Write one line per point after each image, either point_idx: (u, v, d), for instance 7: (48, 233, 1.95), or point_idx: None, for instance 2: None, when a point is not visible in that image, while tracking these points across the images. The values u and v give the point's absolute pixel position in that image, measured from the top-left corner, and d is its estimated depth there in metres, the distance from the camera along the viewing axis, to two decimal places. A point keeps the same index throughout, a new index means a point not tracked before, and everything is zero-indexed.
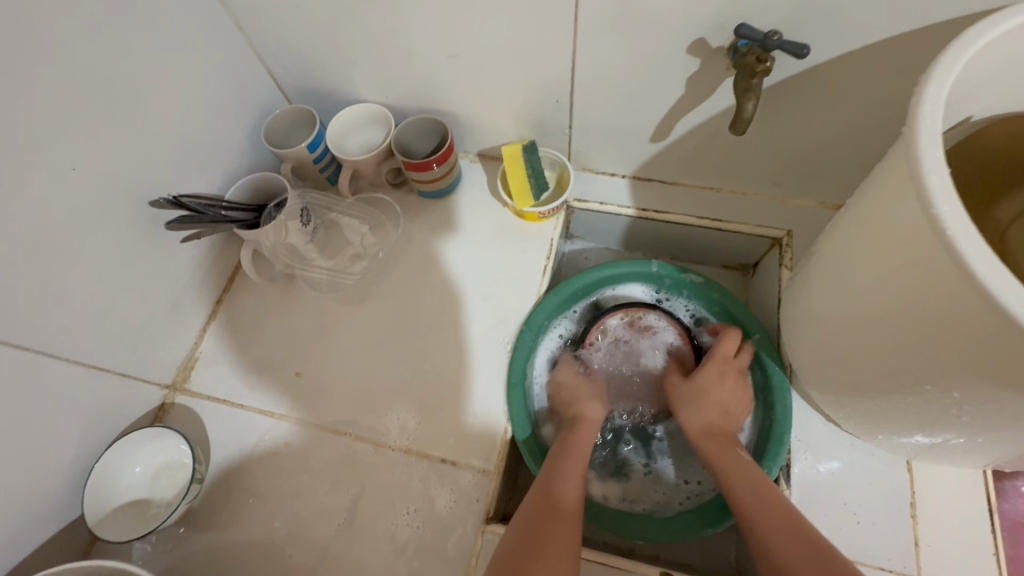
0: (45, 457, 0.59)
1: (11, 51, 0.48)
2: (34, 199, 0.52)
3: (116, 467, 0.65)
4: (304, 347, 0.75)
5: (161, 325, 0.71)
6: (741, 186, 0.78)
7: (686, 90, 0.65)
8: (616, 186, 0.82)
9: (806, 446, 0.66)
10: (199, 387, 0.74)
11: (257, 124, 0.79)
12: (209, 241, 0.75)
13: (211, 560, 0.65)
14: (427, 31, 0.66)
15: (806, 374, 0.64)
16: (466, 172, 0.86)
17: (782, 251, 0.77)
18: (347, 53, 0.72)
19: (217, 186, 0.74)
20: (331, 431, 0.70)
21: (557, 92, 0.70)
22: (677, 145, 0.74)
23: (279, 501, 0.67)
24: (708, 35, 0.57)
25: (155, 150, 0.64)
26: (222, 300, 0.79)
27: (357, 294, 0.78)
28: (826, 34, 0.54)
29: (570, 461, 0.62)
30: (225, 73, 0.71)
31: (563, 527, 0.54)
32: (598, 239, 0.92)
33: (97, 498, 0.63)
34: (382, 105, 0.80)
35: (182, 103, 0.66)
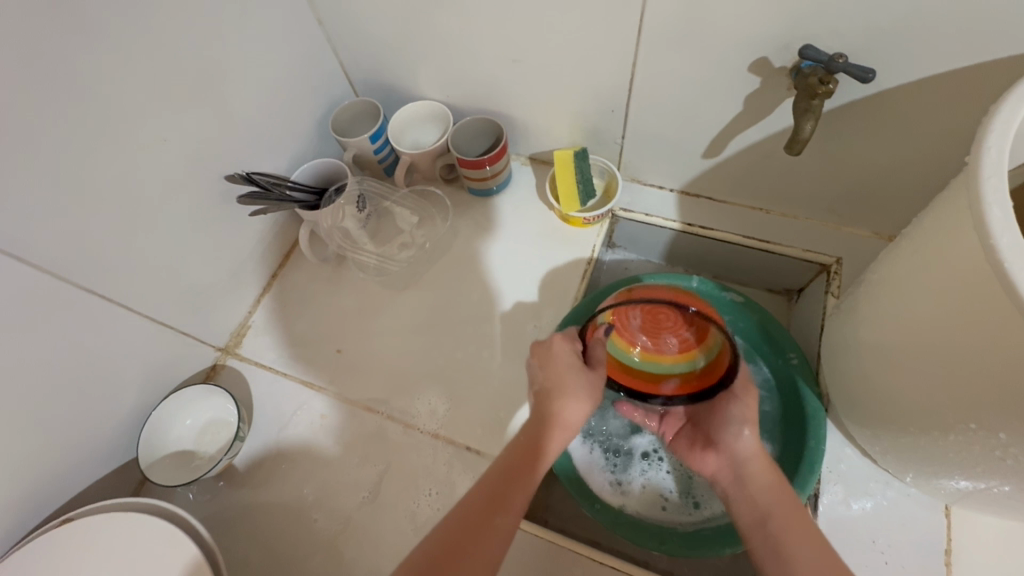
0: (110, 399, 0.64)
1: (122, 30, 0.54)
2: (127, 163, 0.58)
3: (168, 417, 0.70)
4: (347, 326, 0.79)
5: (222, 291, 0.76)
6: (792, 209, 0.77)
7: (743, 108, 0.65)
8: (663, 199, 0.83)
9: (838, 478, 0.65)
10: (250, 353, 0.79)
11: (325, 113, 0.84)
12: (272, 218, 0.80)
13: (243, 515, 0.69)
14: (493, 36, 0.69)
15: (844, 403, 0.63)
16: (516, 174, 0.88)
17: (829, 279, 0.75)
18: (415, 52, 0.76)
19: (284, 168, 0.79)
20: (364, 408, 0.74)
21: (612, 102, 0.72)
22: (729, 162, 0.73)
23: (310, 469, 0.71)
24: (771, 54, 0.57)
25: (233, 129, 0.69)
26: (276, 274, 0.84)
27: (401, 280, 0.82)
28: (894, 61, 0.54)
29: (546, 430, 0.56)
30: (302, 63, 0.77)
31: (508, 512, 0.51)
32: (640, 250, 0.92)
33: (150, 443, 0.68)
34: (443, 103, 0.84)
35: (260, 87, 0.71)
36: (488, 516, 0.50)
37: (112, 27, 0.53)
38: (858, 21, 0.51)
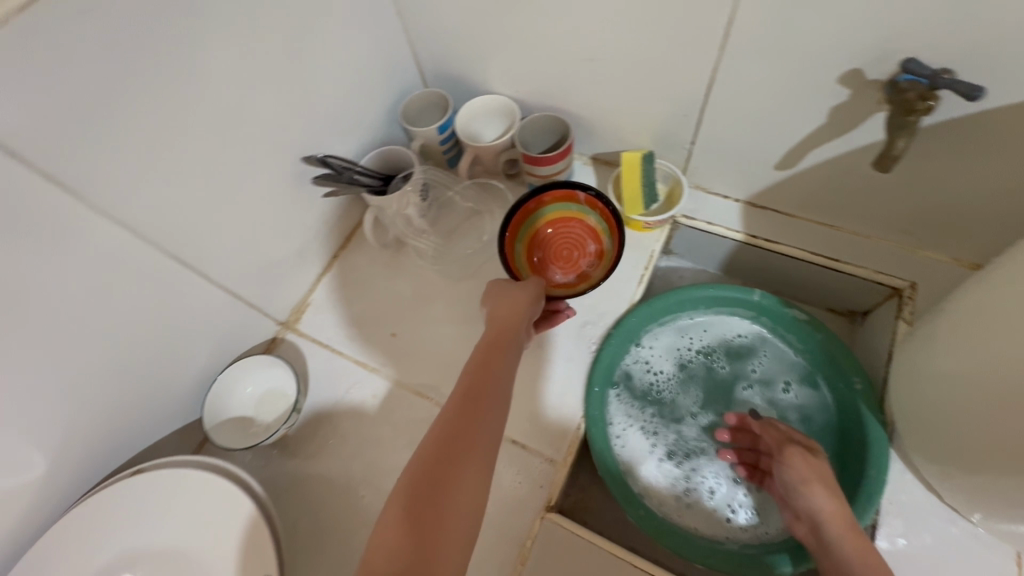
0: (182, 362, 0.68)
1: (228, 12, 0.56)
2: (219, 140, 0.61)
3: (231, 384, 0.73)
4: (402, 312, 0.81)
5: (288, 268, 0.78)
6: (867, 228, 0.74)
7: (827, 120, 0.63)
8: (728, 209, 0.81)
9: (899, 512, 0.62)
10: (308, 330, 0.82)
11: (395, 102, 0.86)
12: (338, 201, 0.82)
13: (294, 485, 0.72)
14: (571, 34, 0.69)
15: (912, 435, 0.60)
16: (577, 173, 0.88)
17: (901, 303, 0.72)
18: (490, 47, 0.77)
19: (353, 153, 0.82)
20: (415, 393, 0.75)
21: (687, 107, 0.71)
22: (803, 176, 0.71)
23: (360, 446, 0.73)
24: (866, 66, 0.55)
25: (312, 112, 0.71)
26: (337, 255, 0.86)
27: (458, 271, 0.83)
28: (1004, 79, 0.51)
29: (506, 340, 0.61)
30: (378, 52, 0.79)
31: (491, 409, 0.54)
32: (697, 259, 0.90)
33: (214, 407, 0.71)
34: (510, 98, 0.84)
35: (339, 74, 0.73)
36: (470, 417, 0.53)
37: (220, 10, 0.55)
38: (970, 36, 0.49)
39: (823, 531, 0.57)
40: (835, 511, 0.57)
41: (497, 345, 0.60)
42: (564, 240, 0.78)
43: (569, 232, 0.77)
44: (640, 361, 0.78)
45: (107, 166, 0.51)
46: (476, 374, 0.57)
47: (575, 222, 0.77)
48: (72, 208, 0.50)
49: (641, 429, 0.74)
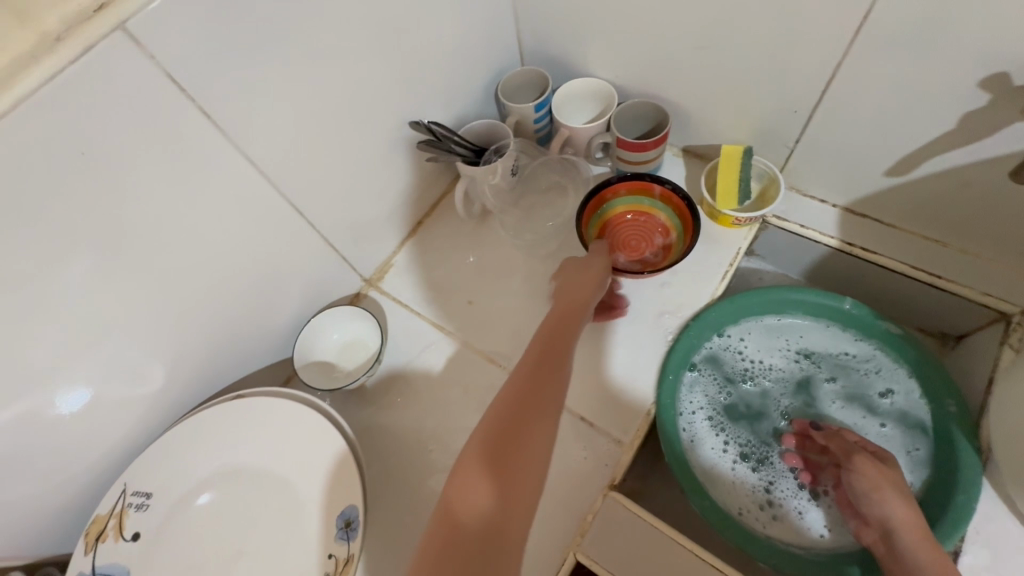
0: (281, 302, 0.72)
1: None
2: (343, 95, 0.64)
3: (318, 330, 0.78)
4: (480, 282, 0.83)
5: (378, 228, 0.82)
6: (978, 246, 0.70)
7: (955, 127, 0.60)
8: (823, 213, 0.79)
9: (985, 542, 0.59)
10: (389, 289, 0.85)
11: (494, 78, 0.88)
12: (431, 169, 0.85)
13: (367, 432, 0.76)
14: (688, 19, 0.68)
15: (1010, 463, 0.57)
16: (666, 164, 0.87)
17: (1007, 329, 0.68)
18: (598, 29, 0.78)
19: (450, 123, 0.84)
20: (487, 360, 0.77)
21: (797, 102, 0.69)
22: (916, 184, 0.68)
23: (431, 404, 0.76)
24: (1014, 70, 0.52)
25: (421, 78, 0.74)
26: (422, 222, 0.89)
27: (538, 248, 0.84)
28: None
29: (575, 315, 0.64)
30: (486, 26, 0.81)
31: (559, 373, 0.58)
32: (780, 263, 0.88)
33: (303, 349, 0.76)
34: (608, 82, 0.84)
35: (451, 44, 0.76)
36: (542, 378, 0.57)
37: None
38: None
39: (894, 539, 0.59)
40: (910, 524, 0.58)
41: (567, 320, 0.64)
42: (634, 230, 0.81)
43: (638, 224, 0.81)
44: (726, 353, 0.78)
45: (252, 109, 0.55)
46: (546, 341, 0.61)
47: (645, 215, 0.81)
48: (219, 144, 0.54)
49: (713, 420, 0.74)
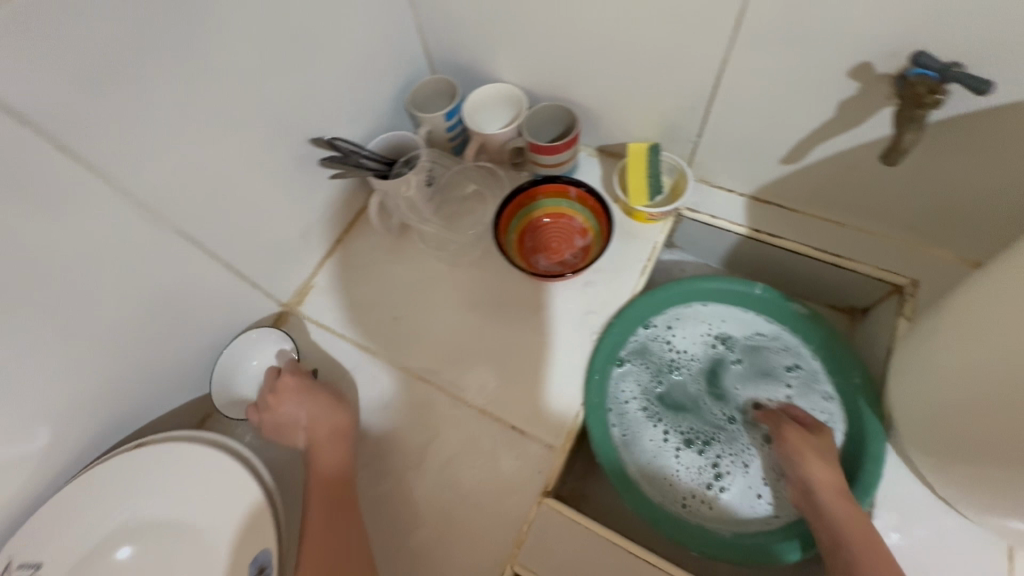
0: (185, 339, 0.68)
1: None
2: (230, 118, 0.61)
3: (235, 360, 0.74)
4: (404, 297, 0.81)
5: (291, 250, 0.78)
6: (870, 224, 0.74)
7: (835, 114, 0.63)
8: (732, 203, 0.81)
9: (893, 505, 0.63)
10: (310, 312, 0.82)
11: (403, 87, 0.86)
12: (343, 185, 0.82)
13: (294, 465, 0.72)
14: (582, 20, 0.69)
15: (909, 428, 0.61)
16: (582, 164, 0.88)
17: (901, 300, 0.72)
18: (500, 34, 0.77)
19: (359, 137, 0.82)
20: (415, 377, 0.75)
21: (694, 98, 0.71)
22: (809, 170, 0.71)
23: (359, 429, 0.73)
24: (877, 59, 0.55)
25: (320, 93, 0.71)
26: (341, 240, 0.86)
27: (461, 257, 0.83)
28: (1013, 74, 0.51)
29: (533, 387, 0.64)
30: (387, 35, 0.79)
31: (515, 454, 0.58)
32: (699, 253, 0.91)
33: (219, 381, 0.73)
34: (517, 87, 0.84)
35: (348, 56, 0.73)
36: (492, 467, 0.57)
37: None
38: (983, 30, 0.49)
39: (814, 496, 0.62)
40: (830, 484, 0.61)
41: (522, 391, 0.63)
42: (556, 233, 0.82)
43: (558, 226, 0.82)
44: (658, 339, 0.79)
45: (123, 141, 0.51)
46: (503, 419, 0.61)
47: (564, 217, 0.81)
48: (89, 181, 0.50)
49: (646, 406, 0.75)
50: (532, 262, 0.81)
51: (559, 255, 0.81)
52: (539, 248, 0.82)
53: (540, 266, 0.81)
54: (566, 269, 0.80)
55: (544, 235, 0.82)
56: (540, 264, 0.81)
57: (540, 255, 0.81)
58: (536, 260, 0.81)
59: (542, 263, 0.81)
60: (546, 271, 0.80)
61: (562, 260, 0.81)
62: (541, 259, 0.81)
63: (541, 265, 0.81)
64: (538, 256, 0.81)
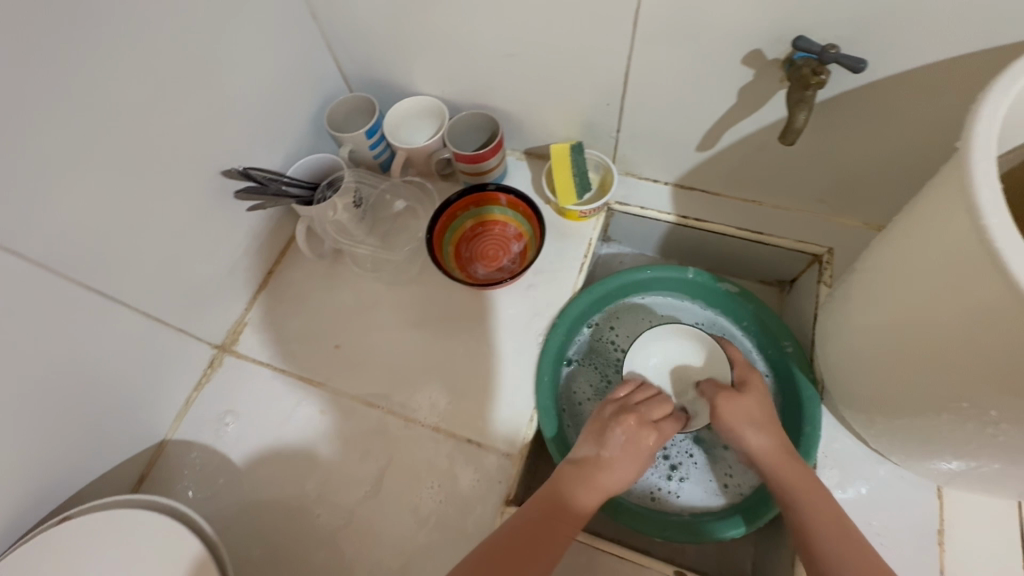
0: (108, 397, 0.64)
1: (121, 24, 0.53)
2: (126, 159, 0.57)
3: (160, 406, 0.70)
4: (344, 323, 0.79)
5: (218, 289, 0.75)
6: (786, 200, 0.78)
7: (737, 100, 0.66)
8: (658, 192, 0.84)
9: (833, 462, 0.66)
10: (247, 350, 0.78)
11: (320, 109, 0.84)
12: (267, 215, 0.79)
13: (246, 512, 0.69)
14: (489, 28, 0.69)
15: (838, 387, 0.64)
16: (511, 169, 0.89)
17: (821, 268, 0.77)
18: (412, 47, 0.76)
19: (279, 164, 0.79)
20: (364, 403, 0.74)
21: (608, 96, 0.72)
22: (722, 155, 0.75)
23: (311, 465, 0.71)
24: (765, 47, 0.58)
25: (229, 124, 0.68)
26: (273, 271, 0.83)
27: (399, 275, 0.82)
28: (884, 51, 0.55)
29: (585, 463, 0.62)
30: (296, 58, 0.76)
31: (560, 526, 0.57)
32: (635, 244, 0.93)
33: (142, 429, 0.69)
34: (437, 98, 0.84)
35: (255, 83, 0.71)
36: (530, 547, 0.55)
37: (112, 23, 0.52)
38: (853, 14, 0.53)
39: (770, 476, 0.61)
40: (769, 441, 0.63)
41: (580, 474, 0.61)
42: (491, 241, 0.82)
43: (493, 234, 0.82)
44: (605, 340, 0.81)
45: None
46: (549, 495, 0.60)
47: (497, 225, 0.82)
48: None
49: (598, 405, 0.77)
50: (471, 272, 0.80)
51: (497, 262, 0.81)
52: (476, 257, 0.82)
53: (479, 275, 0.81)
54: (505, 275, 0.80)
55: (479, 243, 0.82)
56: (478, 273, 0.81)
57: (478, 264, 0.81)
58: (474, 269, 0.81)
59: (481, 272, 0.81)
60: (485, 279, 0.80)
61: (500, 267, 0.81)
62: (479, 268, 0.81)
63: (479, 274, 0.80)
64: (476, 266, 0.81)
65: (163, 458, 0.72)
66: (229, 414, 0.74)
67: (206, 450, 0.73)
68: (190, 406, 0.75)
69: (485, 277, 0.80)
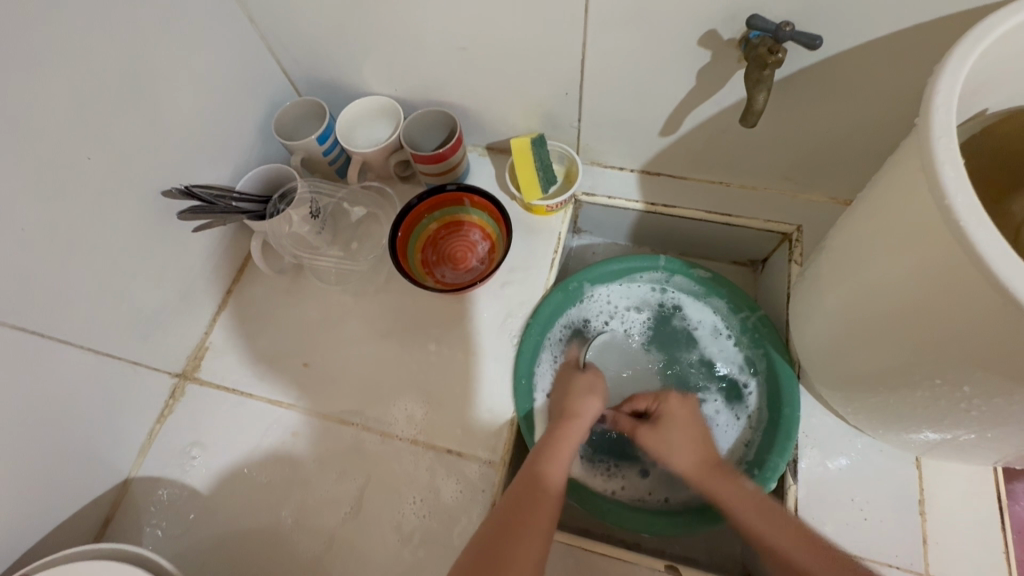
0: (57, 441, 0.60)
1: (28, 42, 0.48)
2: (48, 187, 0.53)
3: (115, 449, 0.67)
4: (311, 339, 0.76)
5: (172, 315, 0.71)
6: (752, 180, 0.77)
7: (697, 82, 0.64)
8: (625, 180, 0.82)
9: (814, 442, 0.66)
10: (210, 376, 0.75)
11: (267, 116, 0.80)
12: (219, 233, 0.75)
13: (221, 546, 0.66)
14: (437, 22, 0.66)
15: (815, 368, 0.64)
16: (474, 166, 0.86)
17: (791, 246, 0.76)
18: (358, 46, 0.72)
19: (227, 178, 0.75)
20: (338, 421, 0.71)
21: (566, 85, 0.70)
22: (686, 139, 0.73)
23: (286, 491, 0.68)
24: (721, 26, 0.57)
25: (166, 140, 0.64)
26: (231, 291, 0.79)
27: (366, 285, 0.79)
28: (841, 25, 0.54)
29: (564, 437, 0.62)
30: (236, 65, 0.72)
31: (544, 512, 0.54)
32: (606, 233, 0.91)
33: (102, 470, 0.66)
34: (390, 98, 0.80)
35: (191, 94, 0.66)
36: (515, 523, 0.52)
37: (16, 39, 0.47)
38: None
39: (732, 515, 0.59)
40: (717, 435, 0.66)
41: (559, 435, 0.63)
42: (456, 242, 0.79)
43: (458, 235, 0.79)
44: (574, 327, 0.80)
45: None
46: (528, 482, 0.57)
47: (462, 225, 0.79)
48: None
49: None
50: (438, 277, 0.78)
51: (465, 264, 0.79)
52: (443, 260, 0.79)
53: (447, 279, 0.78)
54: (475, 276, 0.77)
55: (444, 246, 0.79)
56: (446, 276, 0.78)
57: (445, 268, 0.79)
58: (441, 273, 0.79)
59: (449, 275, 0.78)
60: (453, 283, 0.77)
61: (468, 269, 0.79)
62: (446, 271, 0.78)
63: (448, 279, 0.78)
64: (444, 270, 0.79)
65: (129, 497, 0.69)
66: (195, 446, 0.71)
67: (175, 485, 0.69)
68: (154, 440, 0.71)
69: (453, 280, 0.78)
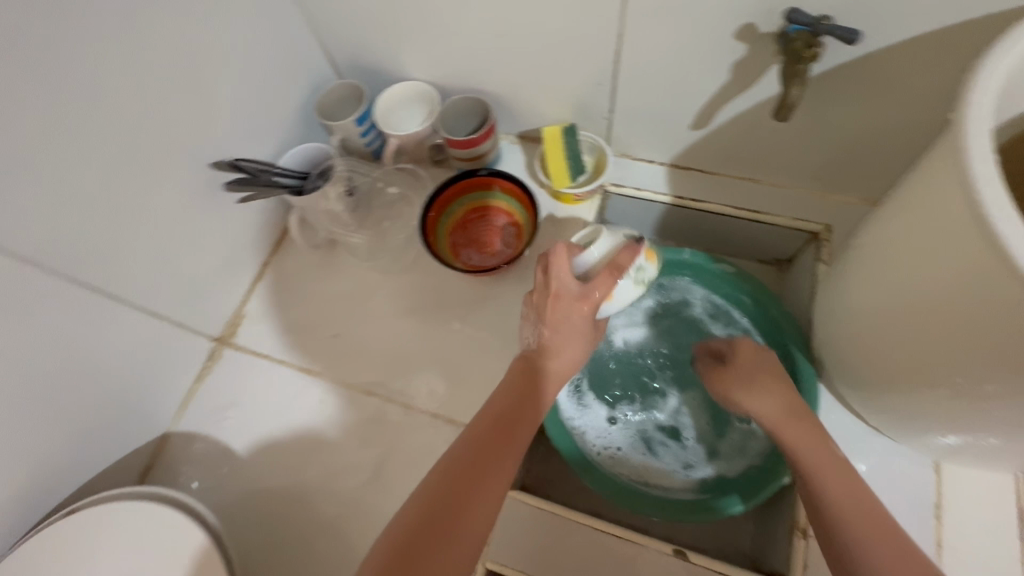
0: (105, 390, 0.64)
1: (99, 16, 0.52)
2: (111, 154, 0.57)
3: (154, 403, 0.71)
4: (341, 312, 0.79)
5: (214, 281, 0.75)
6: (783, 177, 0.77)
7: (730, 76, 0.65)
8: (653, 173, 0.83)
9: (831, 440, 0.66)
10: (245, 342, 0.79)
11: (310, 97, 0.83)
12: (260, 206, 0.79)
13: (249, 501, 0.70)
14: (476, 10, 0.68)
15: (836, 367, 0.64)
16: (505, 153, 0.88)
17: (819, 246, 0.76)
18: (398, 32, 0.75)
19: (270, 155, 0.78)
20: (363, 391, 0.74)
21: (600, 75, 0.71)
22: (717, 133, 0.73)
23: (312, 453, 0.72)
24: (757, 20, 0.57)
25: (215, 115, 0.68)
26: (268, 263, 0.83)
27: (395, 263, 0.82)
28: (880, 21, 0.53)
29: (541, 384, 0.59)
30: (283, 47, 0.75)
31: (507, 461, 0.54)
32: (632, 226, 0.92)
33: (144, 421, 0.70)
34: (428, 83, 0.82)
35: (241, 72, 0.70)
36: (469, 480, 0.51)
37: (86, 13, 0.51)
38: None
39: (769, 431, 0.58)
40: (777, 416, 0.57)
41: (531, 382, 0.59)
42: (484, 226, 0.82)
43: (485, 220, 0.82)
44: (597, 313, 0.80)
45: None
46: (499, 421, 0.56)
47: (489, 211, 0.81)
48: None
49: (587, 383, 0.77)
50: (465, 259, 0.81)
51: (491, 247, 0.82)
52: (469, 243, 0.82)
53: (472, 261, 0.81)
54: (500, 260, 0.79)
55: (472, 229, 0.81)
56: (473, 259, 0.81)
57: (471, 250, 0.81)
58: (467, 255, 0.81)
59: (475, 258, 0.81)
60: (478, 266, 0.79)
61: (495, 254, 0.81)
62: (473, 254, 0.81)
63: (473, 261, 0.81)
64: (470, 253, 0.81)
65: (166, 450, 0.73)
66: (229, 407, 0.75)
67: (209, 441, 0.73)
68: (191, 398, 0.75)
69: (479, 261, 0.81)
